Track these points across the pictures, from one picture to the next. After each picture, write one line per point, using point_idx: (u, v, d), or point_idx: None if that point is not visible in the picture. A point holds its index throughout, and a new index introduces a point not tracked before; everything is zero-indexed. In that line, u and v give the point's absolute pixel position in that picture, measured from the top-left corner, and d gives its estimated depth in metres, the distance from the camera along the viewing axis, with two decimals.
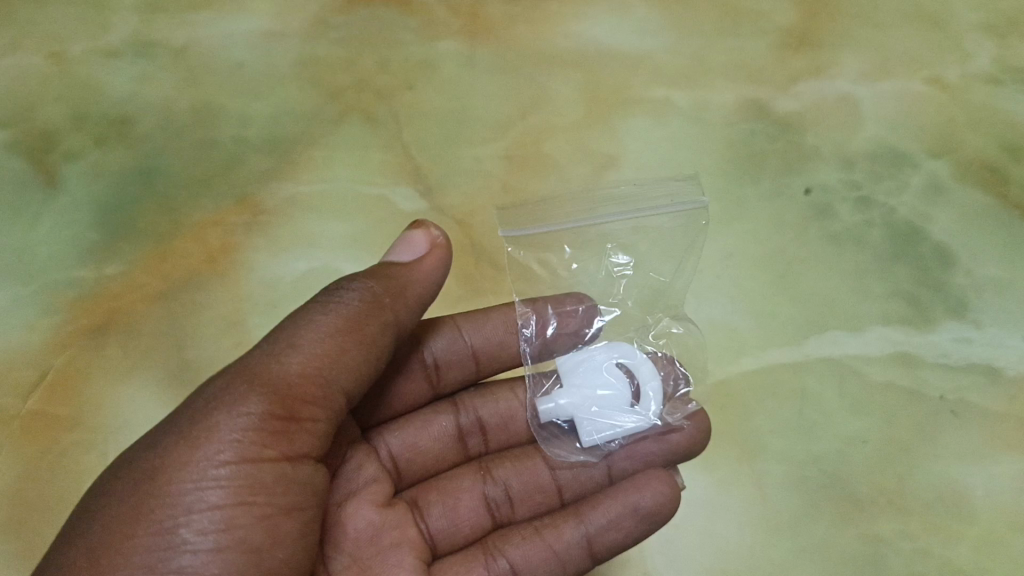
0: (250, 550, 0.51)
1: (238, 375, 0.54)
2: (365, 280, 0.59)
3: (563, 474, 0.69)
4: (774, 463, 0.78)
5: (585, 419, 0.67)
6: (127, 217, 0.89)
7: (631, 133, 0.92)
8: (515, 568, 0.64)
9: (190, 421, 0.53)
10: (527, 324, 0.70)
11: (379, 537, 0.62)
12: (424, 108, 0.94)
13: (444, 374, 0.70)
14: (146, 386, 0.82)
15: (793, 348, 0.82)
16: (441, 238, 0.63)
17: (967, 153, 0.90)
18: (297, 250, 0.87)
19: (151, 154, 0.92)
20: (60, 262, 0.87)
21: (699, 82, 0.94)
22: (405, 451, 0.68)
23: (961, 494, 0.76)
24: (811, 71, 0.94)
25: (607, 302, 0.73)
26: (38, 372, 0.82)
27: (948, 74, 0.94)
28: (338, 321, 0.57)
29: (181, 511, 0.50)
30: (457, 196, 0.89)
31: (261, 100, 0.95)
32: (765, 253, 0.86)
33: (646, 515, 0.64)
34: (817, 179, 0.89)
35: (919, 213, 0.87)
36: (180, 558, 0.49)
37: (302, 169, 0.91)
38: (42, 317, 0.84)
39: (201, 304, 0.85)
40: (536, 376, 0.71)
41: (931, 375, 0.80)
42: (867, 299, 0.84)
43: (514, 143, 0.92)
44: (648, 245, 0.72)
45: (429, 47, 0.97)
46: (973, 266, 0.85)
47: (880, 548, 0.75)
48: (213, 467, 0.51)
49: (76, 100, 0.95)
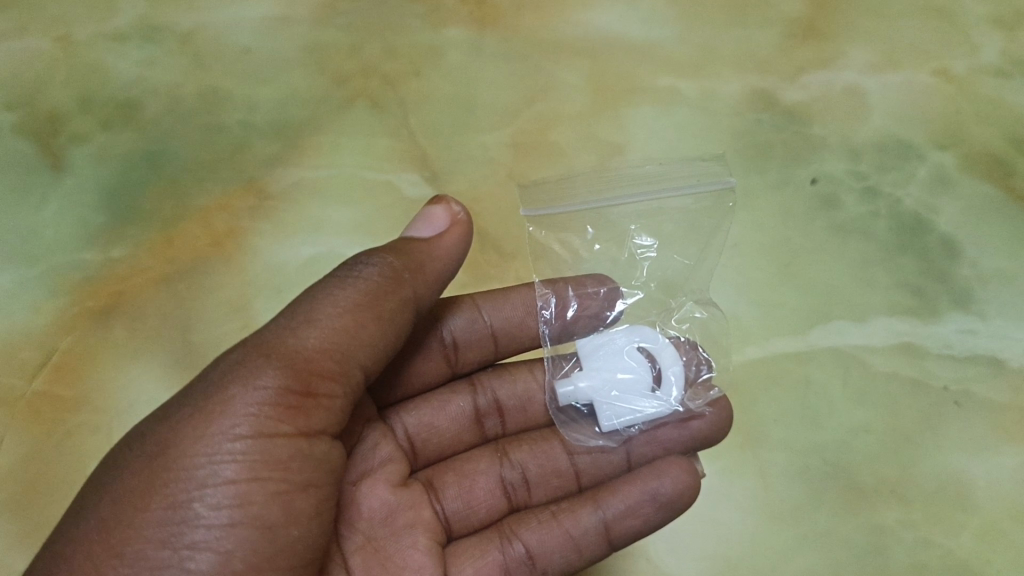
0: (265, 527, 0.50)
1: (255, 349, 0.53)
2: (385, 255, 0.59)
3: (581, 459, 0.68)
4: (777, 452, 0.78)
5: (605, 403, 0.67)
6: (134, 201, 0.87)
7: (637, 122, 0.92)
8: (531, 553, 0.63)
9: (206, 394, 0.52)
10: (546, 306, 0.69)
11: (393, 518, 0.61)
12: (431, 93, 0.93)
13: (462, 354, 0.69)
14: (151, 369, 0.81)
15: (798, 337, 0.82)
16: (462, 215, 0.62)
17: (974, 146, 0.90)
18: (301, 234, 0.87)
19: (159, 137, 0.91)
20: (66, 245, 0.85)
21: (707, 72, 0.94)
22: (421, 431, 0.67)
23: (964, 484, 0.76)
24: (819, 62, 0.94)
25: (630, 285, 0.72)
26: (43, 353, 0.81)
27: (955, 66, 0.94)
28: (357, 295, 0.56)
29: (195, 485, 0.49)
30: (463, 182, 0.88)
31: (269, 85, 0.94)
32: (772, 242, 0.86)
33: (666, 502, 0.63)
34: (823, 170, 0.89)
35: (926, 205, 0.87)
36: (193, 532, 0.48)
37: (309, 154, 0.90)
38: (48, 298, 0.83)
39: (205, 287, 0.84)
40: (556, 358, 0.70)
41: (935, 366, 0.80)
42: (873, 289, 0.84)
43: (522, 129, 0.91)
44: (671, 227, 0.72)
45: (437, 33, 0.96)
46: (977, 257, 0.85)
47: (883, 538, 0.75)
48: (228, 441, 0.50)
49: (83, 83, 0.94)
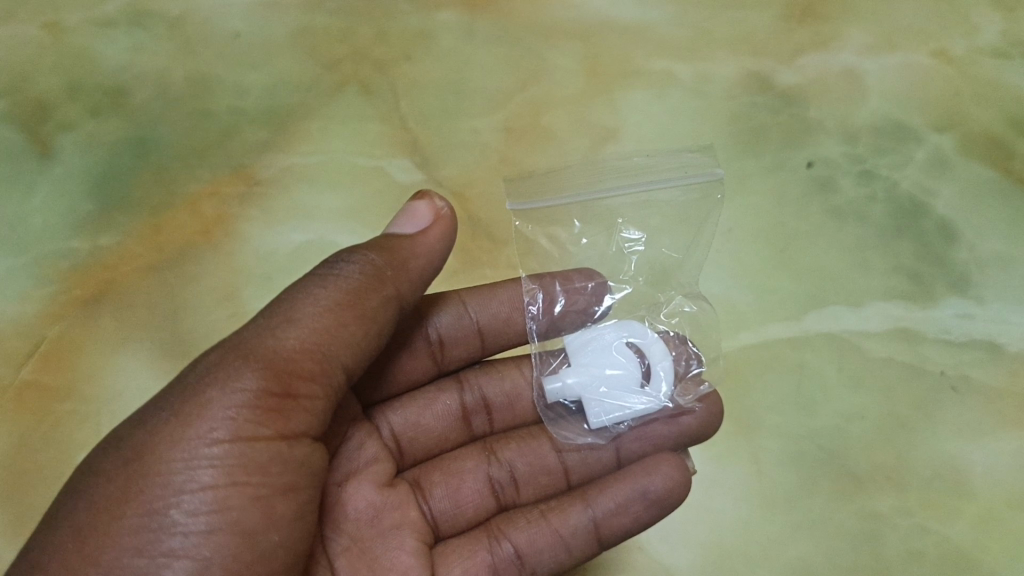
0: (243, 533, 0.50)
1: (234, 349, 0.52)
2: (366, 252, 0.57)
3: (570, 456, 0.67)
4: (771, 439, 0.77)
5: (593, 399, 0.66)
6: (121, 188, 0.86)
7: (630, 106, 0.89)
8: (519, 552, 0.62)
9: (184, 397, 0.51)
10: (533, 301, 0.68)
11: (379, 518, 0.61)
12: (419, 78, 0.91)
13: (448, 351, 0.68)
14: (140, 358, 0.80)
15: (794, 323, 0.81)
16: (446, 210, 0.61)
17: (974, 128, 0.88)
18: (290, 222, 0.85)
19: (148, 123, 0.89)
20: (55, 234, 0.84)
21: (703, 54, 0.91)
22: (407, 430, 0.67)
23: (961, 470, 0.75)
24: (816, 43, 0.91)
25: (618, 279, 0.71)
26: (31, 343, 0.80)
27: (955, 47, 0.91)
28: (338, 295, 0.55)
29: (172, 491, 0.48)
30: (454, 168, 0.87)
31: (257, 70, 0.92)
32: (769, 226, 0.85)
33: (656, 500, 0.62)
34: (820, 153, 0.87)
35: (924, 187, 0.85)
36: (171, 539, 0.48)
37: (297, 140, 0.88)
38: (37, 288, 0.82)
39: (194, 276, 0.83)
40: (543, 354, 0.69)
41: (933, 352, 0.79)
42: (870, 274, 0.82)
43: (513, 114, 0.89)
44: (660, 220, 0.70)
45: (426, 17, 0.94)
46: (976, 240, 0.83)
47: (879, 525, 0.74)
48: (205, 445, 0.49)
49: (69, 69, 0.92)
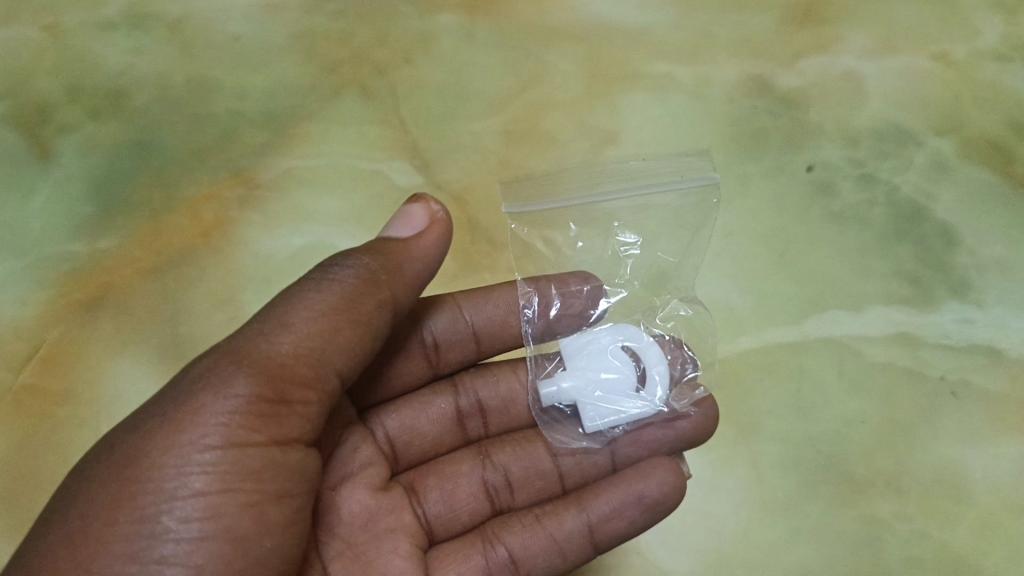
0: (236, 539, 0.50)
1: (227, 355, 0.52)
2: (361, 256, 0.57)
3: (565, 460, 0.67)
4: (769, 444, 0.77)
5: (588, 404, 0.66)
6: (121, 191, 0.86)
7: (630, 109, 0.89)
8: (514, 557, 0.62)
9: (177, 402, 0.51)
10: (529, 305, 0.68)
11: (373, 522, 0.61)
12: (419, 80, 0.91)
13: (444, 355, 0.68)
14: (139, 362, 0.80)
15: (793, 328, 0.80)
16: (441, 214, 0.60)
17: (975, 132, 0.87)
18: (288, 225, 0.85)
19: (148, 127, 0.89)
20: (54, 237, 0.84)
21: (702, 57, 0.91)
22: (402, 433, 0.67)
23: (960, 476, 0.75)
24: (816, 46, 0.91)
25: (613, 283, 0.71)
26: (30, 346, 0.80)
27: (956, 50, 0.91)
28: (332, 300, 0.55)
29: (165, 497, 0.48)
30: (452, 171, 0.87)
31: (257, 73, 0.92)
32: (768, 230, 0.84)
33: (651, 505, 0.62)
34: (819, 157, 0.87)
35: (924, 191, 0.85)
36: (163, 545, 0.48)
37: (296, 143, 0.88)
38: (36, 291, 0.82)
39: (192, 279, 0.83)
40: (539, 358, 0.69)
41: (932, 356, 0.78)
42: (870, 279, 0.82)
43: (511, 117, 0.89)
44: (657, 223, 0.70)
45: (426, 20, 0.94)
46: (977, 244, 0.83)
47: (878, 531, 0.73)
48: (198, 451, 0.49)
49: (70, 72, 0.92)
